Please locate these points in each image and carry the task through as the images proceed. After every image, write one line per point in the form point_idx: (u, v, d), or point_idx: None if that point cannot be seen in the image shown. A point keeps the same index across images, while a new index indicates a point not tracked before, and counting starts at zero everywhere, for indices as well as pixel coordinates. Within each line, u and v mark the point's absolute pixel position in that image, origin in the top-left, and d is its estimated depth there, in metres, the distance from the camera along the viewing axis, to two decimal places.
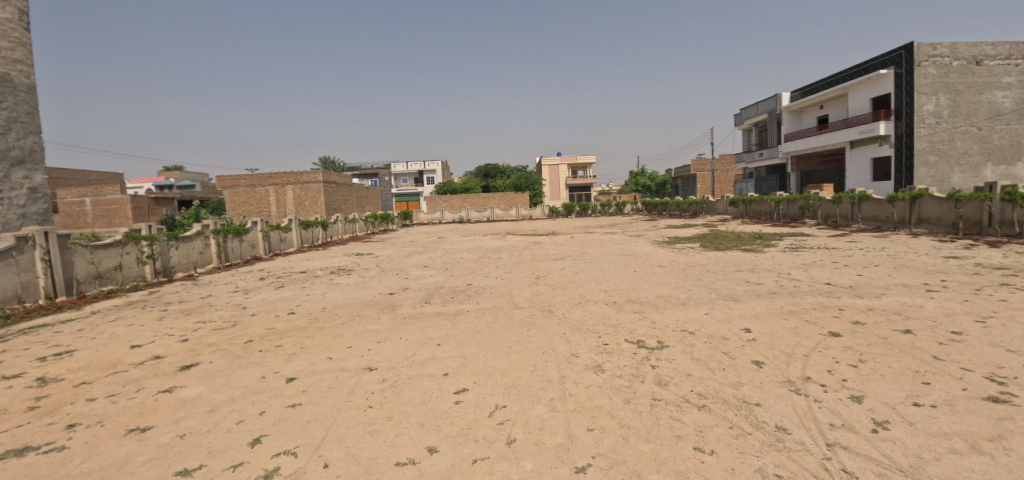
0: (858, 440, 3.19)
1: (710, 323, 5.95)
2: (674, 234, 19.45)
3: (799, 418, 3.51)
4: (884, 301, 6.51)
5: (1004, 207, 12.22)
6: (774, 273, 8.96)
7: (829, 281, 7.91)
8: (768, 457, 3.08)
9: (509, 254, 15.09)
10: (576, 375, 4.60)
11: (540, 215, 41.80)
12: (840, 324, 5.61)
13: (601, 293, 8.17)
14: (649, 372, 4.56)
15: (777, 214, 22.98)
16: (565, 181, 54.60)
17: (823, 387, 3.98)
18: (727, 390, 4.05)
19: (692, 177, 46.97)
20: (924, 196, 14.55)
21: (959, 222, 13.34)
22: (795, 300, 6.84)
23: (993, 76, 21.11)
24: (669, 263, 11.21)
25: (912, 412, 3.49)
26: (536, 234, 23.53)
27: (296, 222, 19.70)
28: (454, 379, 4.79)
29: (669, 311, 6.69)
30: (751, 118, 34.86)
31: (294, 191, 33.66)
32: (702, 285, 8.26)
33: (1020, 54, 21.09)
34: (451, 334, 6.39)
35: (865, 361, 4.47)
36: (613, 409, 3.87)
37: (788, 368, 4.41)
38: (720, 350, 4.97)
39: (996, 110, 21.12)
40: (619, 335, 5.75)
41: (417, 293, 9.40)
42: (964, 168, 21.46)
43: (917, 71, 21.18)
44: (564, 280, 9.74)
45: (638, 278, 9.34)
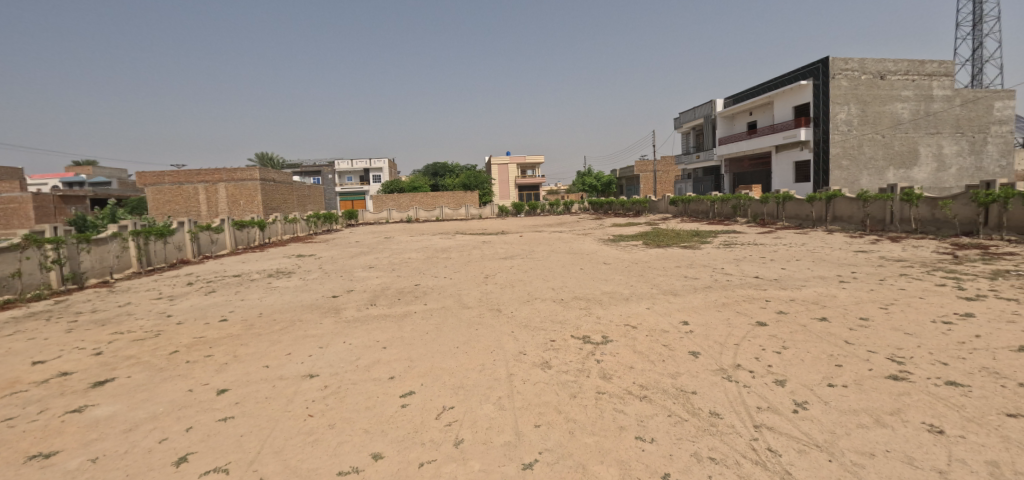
0: (781, 421, 3.44)
1: (651, 317, 6.21)
2: (619, 231, 20.15)
3: (731, 403, 3.74)
4: (804, 291, 7.11)
5: (903, 206, 13.70)
6: (709, 268, 9.53)
7: (758, 275, 8.52)
8: (703, 442, 3.25)
9: (459, 254, 14.98)
10: (523, 373, 4.63)
11: (490, 214, 41.78)
12: (767, 314, 6.05)
13: (548, 291, 8.30)
14: (594, 366, 4.69)
15: (711, 213, 24.42)
16: (514, 180, 54.96)
17: (751, 374, 4.27)
18: (667, 380, 4.24)
19: (636, 177, 48.85)
20: (837, 196, 16.03)
21: (866, 219, 14.79)
22: (727, 293, 7.30)
23: (894, 90, 23.60)
24: (614, 260, 11.60)
25: (827, 393, 3.82)
26: (486, 234, 23.51)
27: (229, 222, 18.42)
28: (400, 382, 4.67)
29: (613, 306, 6.92)
30: (688, 122, 36.79)
31: (227, 189, 31.50)
32: (645, 281, 8.60)
33: (916, 71, 23.73)
34: (397, 336, 6.23)
35: (788, 348, 4.84)
36: (560, 404, 3.94)
37: (721, 357, 4.69)
38: (660, 343, 5.20)
39: (896, 120, 23.63)
40: (566, 331, 5.86)
41: (362, 295, 9.08)
42: (871, 172, 23.81)
43: (832, 82, 23.29)
44: (513, 279, 9.78)
45: (585, 276, 9.54)
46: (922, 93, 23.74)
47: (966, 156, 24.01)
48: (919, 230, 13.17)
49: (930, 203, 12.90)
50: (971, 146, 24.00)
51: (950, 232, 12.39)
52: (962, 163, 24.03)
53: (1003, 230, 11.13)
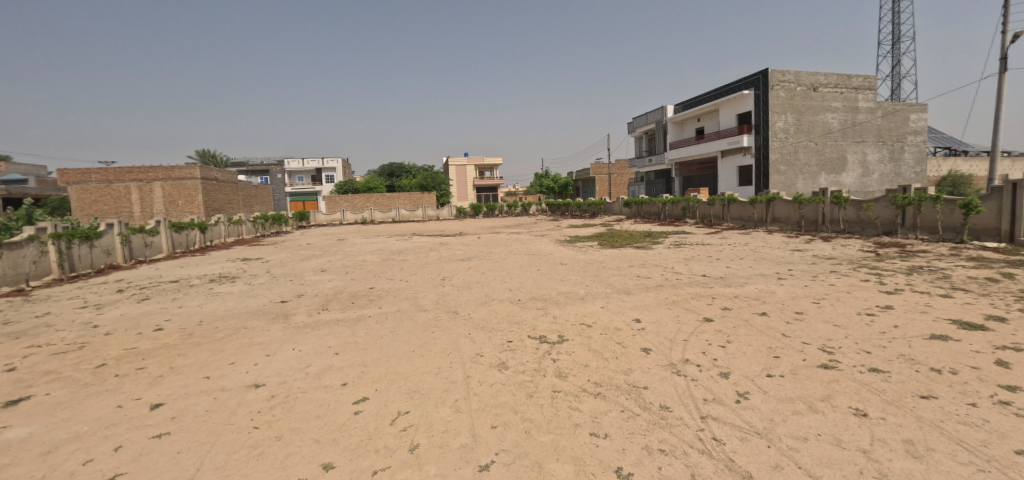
0: (725, 411, 3.62)
1: (605, 316, 6.36)
2: (576, 233, 20.53)
3: (680, 397, 3.89)
4: (746, 288, 7.53)
5: (833, 208, 14.80)
6: (661, 267, 9.90)
7: (705, 273, 8.94)
8: (653, 434, 3.36)
9: (416, 256, 14.71)
10: (480, 374, 4.62)
11: (448, 215, 41.40)
12: (713, 310, 6.35)
13: (506, 292, 8.31)
14: (550, 365, 4.74)
15: (663, 214, 25.38)
16: (472, 181, 54.74)
17: (698, 367, 4.46)
18: (620, 376, 4.36)
19: (591, 180, 49.97)
20: (776, 199, 17.12)
21: (802, 221, 15.87)
22: (677, 291, 7.60)
23: (825, 101, 25.51)
24: (570, 260, 11.78)
25: (766, 383, 4.06)
26: (443, 235, 23.23)
27: (166, 224, 17.19)
28: (353, 388, 4.53)
29: (569, 306, 7.03)
30: (641, 127, 38.05)
31: (163, 188, 29.39)
32: (600, 280, 8.80)
33: (843, 84, 25.77)
34: (351, 341, 6.04)
35: (731, 342, 5.11)
36: (516, 404, 3.96)
37: (671, 352, 4.88)
38: (614, 341, 5.34)
39: (827, 129, 25.53)
40: (522, 332, 5.90)
41: (314, 300, 8.74)
42: (806, 176, 25.50)
43: (771, 93, 24.83)
44: (471, 280, 9.72)
45: (543, 276, 9.64)
46: (849, 105, 25.80)
47: (887, 163, 26.34)
48: (847, 230, 14.28)
49: (856, 205, 14.04)
50: (890, 154, 26.35)
51: (873, 232, 13.51)
52: (883, 170, 26.32)
53: (917, 230, 12.28)
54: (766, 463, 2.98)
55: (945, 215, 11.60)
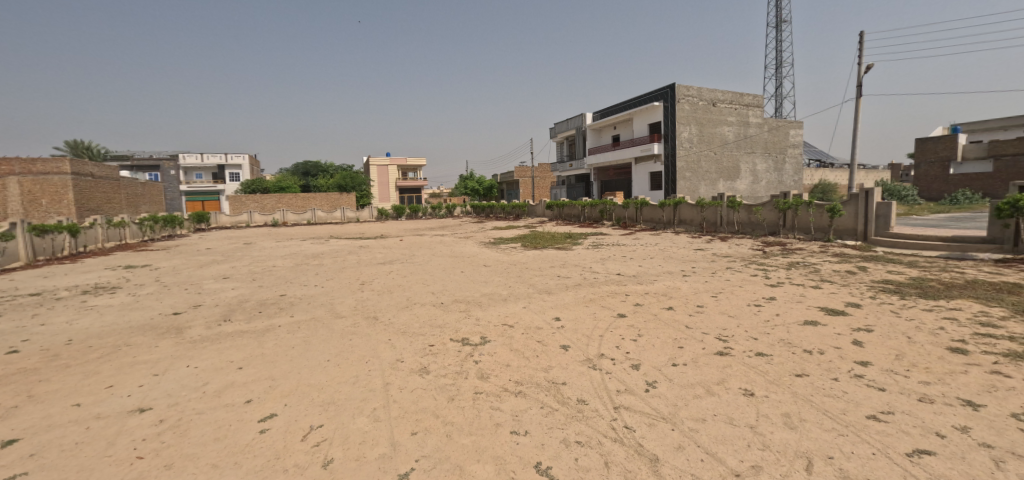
0: (636, 400, 3.87)
1: (527, 316, 6.50)
2: (500, 235, 20.74)
3: (596, 390, 4.09)
4: (655, 285, 8.12)
5: (729, 211, 16.45)
6: (580, 267, 10.32)
7: (619, 272, 9.49)
8: (571, 428, 3.50)
9: (333, 260, 13.91)
10: (400, 381, 4.50)
11: (369, 216, 39.78)
12: (626, 306, 6.76)
13: (428, 295, 8.16)
14: (472, 367, 4.74)
15: (583, 216, 26.55)
16: (395, 181, 53.06)
17: (612, 361, 4.72)
18: (540, 374, 4.48)
19: (515, 183, 50.82)
20: (682, 202, 18.65)
21: (704, 223, 17.43)
22: (594, 289, 7.98)
23: (722, 116, 28.32)
24: (493, 262, 11.87)
25: (671, 371, 4.41)
26: (364, 238, 22.25)
27: (24, 227, 14.58)
28: (259, 405, 4.18)
29: (492, 307, 7.09)
30: (562, 133, 39.42)
31: (21, 184, 24.90)
32: (522, 281, 8.96)
33: (737, 101, 28.79)
34: (257, 354, 5.56)
35: (642, 335, 5.47)
36: (437, 408, 3.90)
37: (587, 348, 5.11)
38: (535, 339, 5.47)
39: (724, 140, 28.34)
40: (445, 335, 5.83)
41: (214, 310, 7.92)
42: (707, 182, 28.03)
43: (677, 106, 27.02)
44: (392, 284, 9.40)
45: (466, 279, 9.59)
46: (742, 120, 28.89)
47: (772, 172, 29.86)
48: (741, 231, 15.96)
49: (747, 209, 15.76)
50: (775, 164, 29.91)
51: (761, 232, 15.25)
52: (769, 178, 29.81)
53: (795, 230, 14.06)
54: (670, 445, 3.23)
55: (816, 217, 13.42)
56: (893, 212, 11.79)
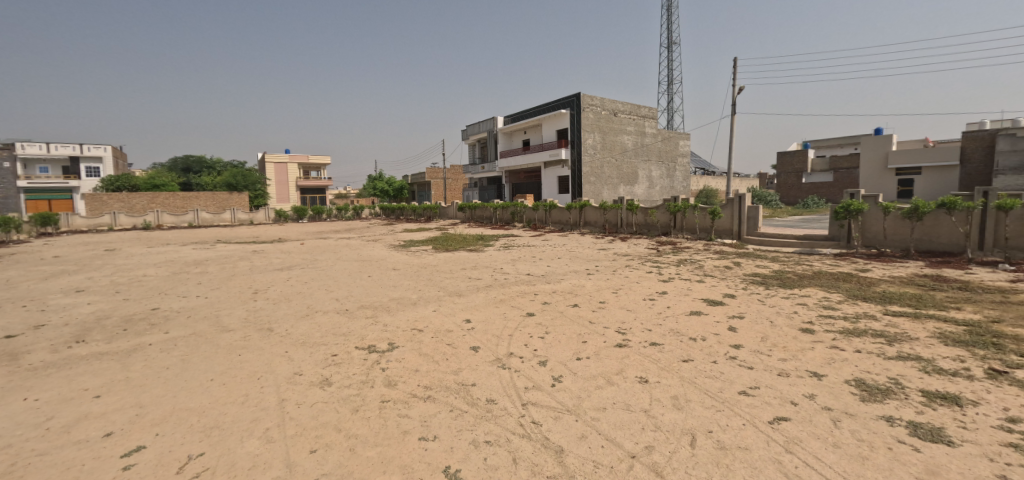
0: (543, 395, 4.01)
1: (437, 319, 6.39)
2: (410, 237, 20.20)
3: (505, 389, 4.16)
4: (563, 284, 8.49)
5: (628, 213, 17.76)
6: (491, 269, 10.44)
7: (529, 273, 9.77)
8: (480, 428, 3.51)
9: (220, 267, 12.47)
10: (299, 395, 4.17)
11: (264, 218, 36.20)
12: (534, 305, 6.97)
13: (331, 303, 7.67)
14: (379, 375, 4.55)
15: (494, 218, 26.90)
16: (295, 180, 49.18)
17: (521, 359, 4.84)
18: (450, 377, 4.44)
19: (427, 184, 49.95)
20: (587, 205, 19.74)
21: (606, 224, 18.62)
22: (504, 290, 8.12)
23: (622, 125, 30.50)
24: (403, 265, 11.53)
25: (576, 365, 4.64)
26: (258, 242, 20.30)
27: None
28: (122, 438, 3.60)
29: (401, 312, 6.87)
30: (473, 135, 39.53)
31: None
32: (432, 284, 8.80)
33: (635, 112, 31.21)
34: (119, 379, 4.77)
35: (549, 332, 5.68)
36: (339, 421, 3.68)
37: (497, 348, 5.18)
38: (444, 342, 5.42)
39: (624, 148, 30.54)
40: (349, 343, 5.53)
41: (63, 330, 6.66)
42: (609, 187, 29.96)
43: (583, 114, 28.57)
44: (290, 292, 8.68)
45: (373, 284, 9.17)
46: (639, 130, 31.39)
47: (665, 178, 32.87)
48: (638, 232, 17.32)
49: (643, 211, 17.14)
50: (667, 171, 32.94)
51: (655, 233, 16.68)
52: (662, 184, 32.77)
53: (684, 231, 15.60)
54: (574, 436, 3.39)
55: (701, 219, 15.02)
56: (760, 214, 13.63)
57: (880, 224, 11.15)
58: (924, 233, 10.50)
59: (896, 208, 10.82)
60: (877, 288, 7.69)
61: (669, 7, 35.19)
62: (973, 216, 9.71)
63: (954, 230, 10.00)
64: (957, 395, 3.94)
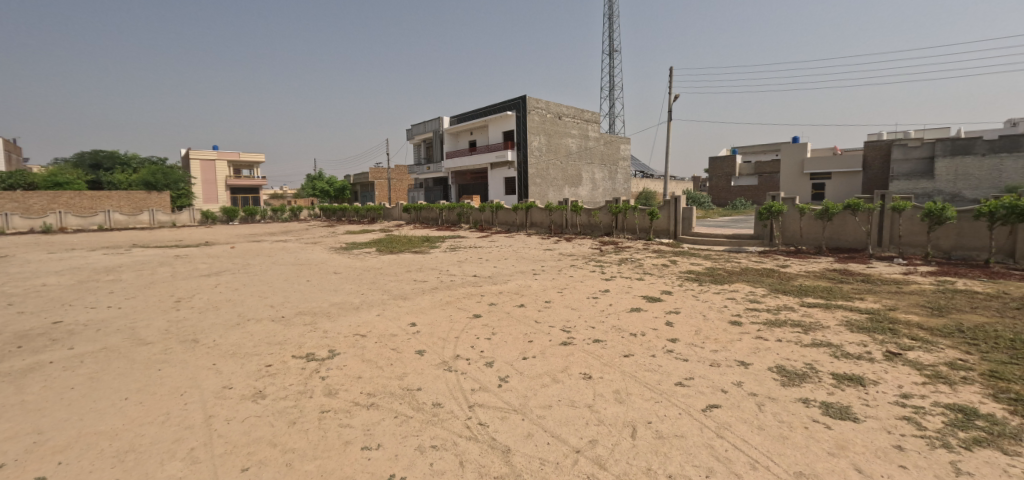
0: (490, 397, 4.01)
1: (380, 324, 6.20)
2: (352, 239, 19.49)
3: (451, 392, 4.11)
4: (509, 284, 8.55)
5: (573, 214, 18.21)
6: (437, 271, 10.31)
7: (475, 274, 9.75)
8: (426, 433, 3.45)
9: (136, 274, 11.35)
10: (228, 410, 3.90)
11: (189, 220, 33.52)
12: (481, 307, 6.96)
13: (265, 310, 7.22)
14: (318, 384, 4.34)
15: (440, 220, 26.60)
16: (224, 179, 45.88)
17: (467, 361, 4.81)
18: (394, 382, 4.33)
19: (370, 184, 48.45)
20: (533, 207, 20.01)
21: (551, 225, 18.99)
22: (451, 292, 8.04)
23: (567, 128, 31.21)
24: (345, 269, 11.11)
25: (522, 365, 4.68)
26: (181, 245, 18.70)
27: None
28: (15, 470, 3.18)
29: (342, 317, 6.61)
30: (418, 135, 38.78)
31: None
32: (376, 288, 8.54)
33: (579, 116, 32.04)
34: (9, 404, 4.20)
35: (495, 333, 5.70)
36: (274, 436, 3.48)
37: (443, 351, 5.12)
38: (389, 347, 5.28)
39: (568, 150, 31.27)
40: (284, 352, 5.23)
41: None
42: (554, 188, 30.55)
43: (528, 116, 28.92)
44: (219, 300, 8.08)
45: (312, 289, 8.74)
46: (583, 133, 32.28)
47: (607, 181, 34.06)
48: (582, 232, 17.82)
49: (587, 212, 17.64)
50: (608, 174, 34.16)
51: (598, 233, 17.24)
52: (605, 186, 33.93)
53: (625, 231, 16.25)
54: (520, 435, 3.42)
55: (640, 220, 15.70)
56: (694, 215, 14.48)
57: (797, 224, 12.23)
58: (833, 232, 11.65)
59: (809, 210, 11.91)
60: (795, 282, 8.43)
61: (609, 16, 36.52)
62: (872, 217, 10.91)
63: (857, 229, 11.18)
64: (860, 376, 4.41)
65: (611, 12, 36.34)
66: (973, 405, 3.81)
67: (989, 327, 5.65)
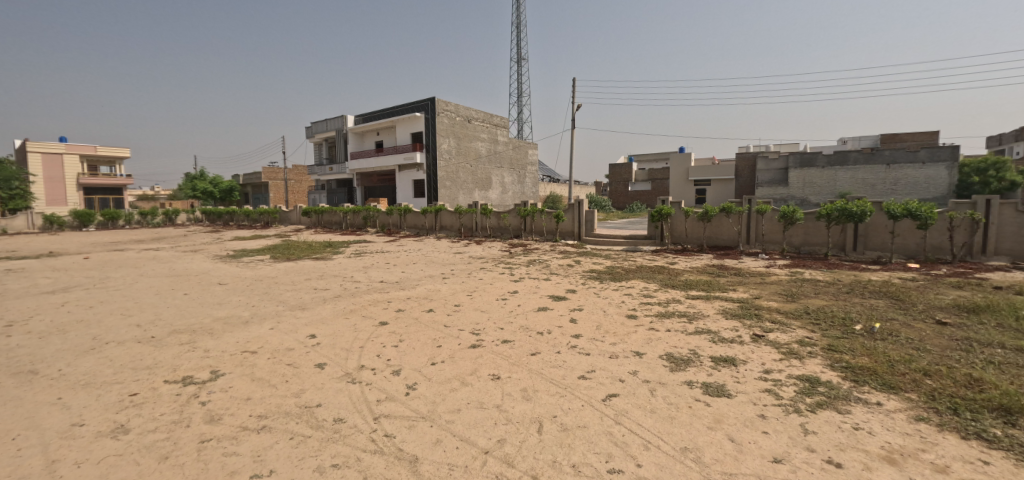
0: (396, 406, 3.89)
1: (274, 338, 5.70)
2: (241, 246, 17.62)
3: (354, 405, 3.91)
4: (418, 289, 8.36)
5: (483, 217, 18.34)
6: (340, 277, 9.76)
7: (382, 280, 9.39)
8: (326, 452, 3.24)
9: None
10: (80, 452, 3.31)
11: (25, 226, 27.81)
12: (388, 314, 6.71)
13: (130, 330, 6.23)
14: (197, 411, 3.86)
15: (344, 224, 25.19)
16: (75, 178, 38.86)
17: (373, 371, 4.61)
18: (290, 401, 4.00)
19: (263, 185, 44.34)
20: (442, 210, 19.79)
21: (462, 228, 18.96)
22: (355, 299, 7.64)
23: (477, 132, 31.41)
24: (232, 279, 10.03)
25: (430, 370, 4.61)
26: (13, 257, 15.42)
27: None
28: None
29: (228, 333, 5.95)
30: (318, 133, 36.30)
31: None
32: (269, 299, 7.82)
33: (489, 121, 32.42)
34: None
35: (403, 340, 5.54)
36: (139, 476, 3.02)
37: (346, 362, 4.85)
38: (284, 363, 4.87)
39: (478, 154, 31.48)
40: (153, 378, 4.57)
41: None
42: (464, 191, 30.53)
43: (437, 118, 28.59)
44: (67, 321, 6.81)
45: (190, 303, 7.72)
46: (493, 138, 32.73)
47: (516, 185, 34.91)
48: (492, 235, 18.05)
49: (496, 215, 17.90)
50: (517, 178, 35.04)
51: (507, 236, 17.60)
52: (514, 189, 34.73)
53: (533, 234, 16.77)
54: (428, 442, 3.37)
55: (547, 222, 16.32)
56: (595, 217, 15.43)
57: (683, 225, 13.60)
58: (711, 232, 13.15)
59: (692, 212, 13.35)
60: (681, 278, 9.39)
61: (518, 25, 37.47)
62: (742, 219, 12.51)
63: (731, 229, 12.75)
64: (733, 357, 5.04)
65: (518, 21, 37.41)
66: (816, 374, 4.56)
67: (827, 308, 6.81)
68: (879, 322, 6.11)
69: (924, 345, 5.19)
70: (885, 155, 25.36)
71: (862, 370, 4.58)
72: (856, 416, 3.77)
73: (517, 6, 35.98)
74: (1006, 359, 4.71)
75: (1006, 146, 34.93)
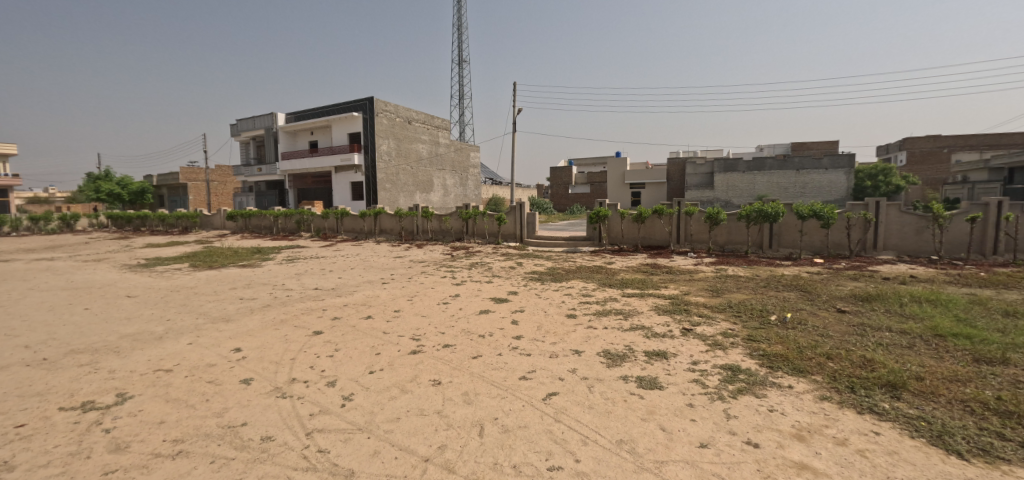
0: (331, 419, 3.72)
1: (193, 354, 5.24)
2: (155, 253, 16.06)
3: (284, 421, 3.70)
4: (355, 296, 8.05)
5: (425, 220, 18.00)
6: (269, 285, 9.18)
7: (316, 287, 8.96)
8: (253, 473, 3.05)
9: None
10: None
11: None
12: (322, 323, 6.41)
13: (15, 353, 5.46)
14: (100, 440, 3.47)
15: (275, 228, 23.70)
16: None
17: (305, 383, 4.40)
18: (211, 421, 3.71)
19: (180, 187, 40.70)
20: (381, 213, 19.22)
21: (402, 232, 18.52)
22: (286, 308, 7.22)
23: (417, 134, 30.84)
24: (144, 290, 9.13)
25: (369, 380, 4.46)
26: None
27: None
28: None
29: (137, 351, 5.40)
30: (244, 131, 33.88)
31: None
32: (188, 311, 7.19)
33: (430, 122, 31.94)
34: None
35: (338, 350, 5.31)
36: None
37: (276, 376, 4.57)
38: (204, 380, 4.51)
39: (418, 156, 30.92)
40: (46, 405, 4.04)
41: None
42: (405, 194, 29.86)
43: (376, 119, 27.73)
44: None
45: (92, 320, 6.90)
46: (434, 139, 32.29)
47: (458, 187, 34.67)
48: (433, 238, 17.78)
49: (438, 218, 17.66)
50: (459, 180, 34.85)
51: (449, 239, 17.43)
52: (456, 192, 34.51)
53: (475, 236, 16.73)
54: (365, 454, 3.27)
55: (489, 225, 16.36)
56: (536, 219, 15.68)
57: (619, 226, 14.20)
58: (645, 233, 13.83)
59: (627, 214, 13.97)
60: (618, 277, 9.80)
61: (459, 26, 37.22)
62: (673, 219, 13.26)
63: (663, 230, 13.47)
64: (664, 351, 5.33)
65: (459, 23, 37.19)
66: (738, 363, 4.94)
67: (747, 301, 7.41)
68: (790, 312, 6.73)
69: (827, 332, 5.80)
70: (795, 162, 27.96)
71: (776, 357, 5.03)
72: (771, 399, 4.13)
73: (457, 7, 35.71)
74: (892, 341, 5.38)
75: (892, 154, 39.81)
